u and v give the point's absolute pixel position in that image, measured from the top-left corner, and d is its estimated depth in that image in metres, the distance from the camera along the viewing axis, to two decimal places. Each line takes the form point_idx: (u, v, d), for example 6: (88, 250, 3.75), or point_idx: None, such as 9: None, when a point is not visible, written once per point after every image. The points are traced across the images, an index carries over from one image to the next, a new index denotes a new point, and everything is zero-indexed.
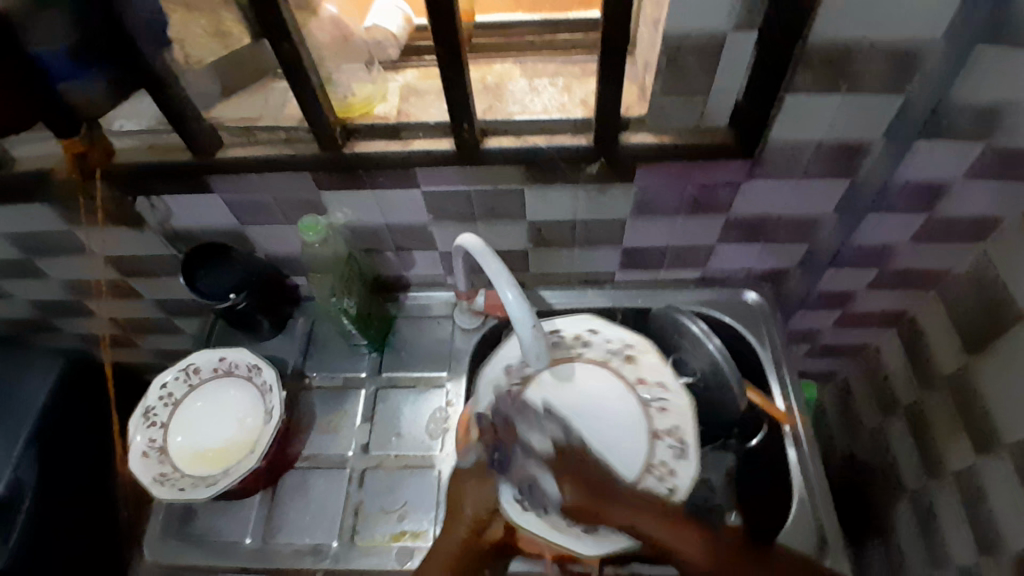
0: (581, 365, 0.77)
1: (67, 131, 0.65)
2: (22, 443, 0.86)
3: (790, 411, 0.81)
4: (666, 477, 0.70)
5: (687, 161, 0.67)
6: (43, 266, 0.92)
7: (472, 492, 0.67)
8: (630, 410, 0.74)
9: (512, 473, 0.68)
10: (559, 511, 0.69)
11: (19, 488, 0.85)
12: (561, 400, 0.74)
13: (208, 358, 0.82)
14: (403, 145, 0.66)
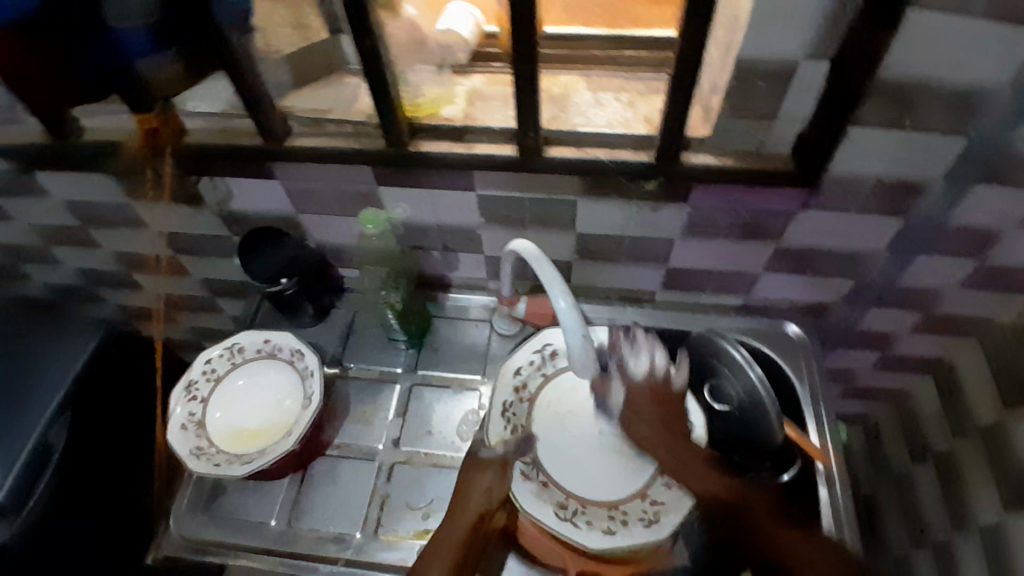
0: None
1: (141, 106, 0.70)
2: (51, 413, 0.87)
3: (825, 449, 0.80)
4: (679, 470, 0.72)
5: (743, 186, 0.68)
6: (99, 236, 0.95)
7: (477, 489, 0.68)
8: None
9: (529, 470, 0.72)
10: (593, 519, 0.69)
11: (45, 452, 0.85)
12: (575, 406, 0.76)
13: (253, 340, 0.84)
14: (466, 147, 0.68)
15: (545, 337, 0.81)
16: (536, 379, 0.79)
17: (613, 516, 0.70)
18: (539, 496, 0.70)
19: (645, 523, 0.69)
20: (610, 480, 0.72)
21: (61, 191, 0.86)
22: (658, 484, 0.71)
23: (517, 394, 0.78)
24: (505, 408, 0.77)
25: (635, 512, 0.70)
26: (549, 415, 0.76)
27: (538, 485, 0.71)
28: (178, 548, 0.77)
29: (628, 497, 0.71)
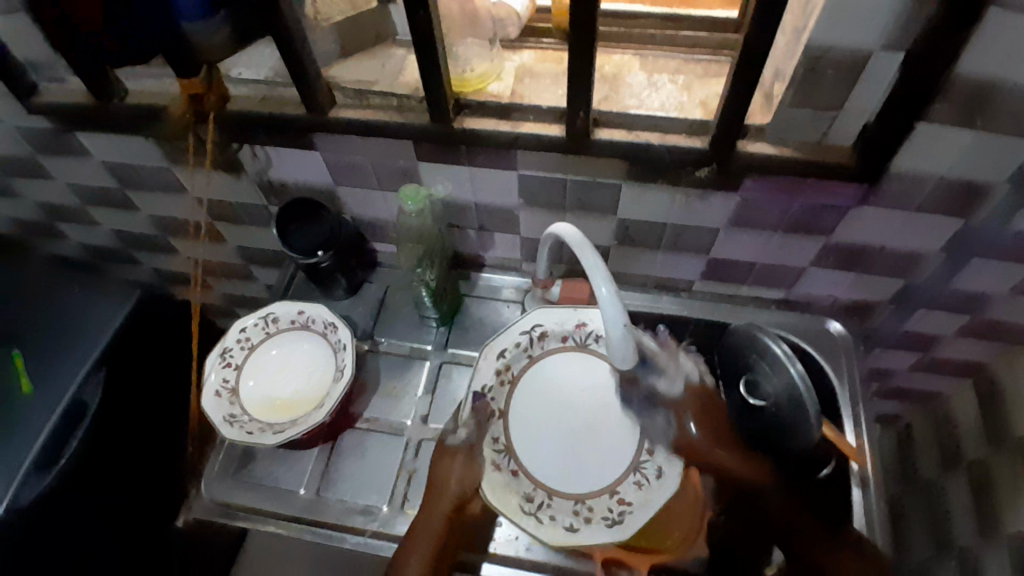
0: (589, 360, 0.80)
1: (186, 71, 0.68)
2: (87, 368, 0.90)
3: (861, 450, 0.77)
4: (649, 479, 0.73)
5: (797, 177, 0.65)
6: (138, 199, 0.96)
7: (457, 472, 0.72)
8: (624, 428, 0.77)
9: (500, 460, 0.74)
10: (567, 515, 0.71)
11: (81, 408, 0.88)
12: (550, 392, 0.79)
13: (288, 310, 0.84)
14: (513, 126, 0.66)
15: (534, 321, 0.80)
16: (520, 360, 0.80)
17: (580, 510, 0.72)
18: (506, 488, 0.72)
19: (607, 522, 0.70)
20: (586, 475, 0.74)
21: (101, 152, 0.86)
22: (629, 483, 0.73)
23: (498, 376, 0.79)
24: (485, 391, 0.78)
25: (601, 509, 0.72)
26: (528, 396, 0.79)
27: (509, 475, 0.74)
28: (209, 512, 0.79)
29: (597, 492, 0.73)
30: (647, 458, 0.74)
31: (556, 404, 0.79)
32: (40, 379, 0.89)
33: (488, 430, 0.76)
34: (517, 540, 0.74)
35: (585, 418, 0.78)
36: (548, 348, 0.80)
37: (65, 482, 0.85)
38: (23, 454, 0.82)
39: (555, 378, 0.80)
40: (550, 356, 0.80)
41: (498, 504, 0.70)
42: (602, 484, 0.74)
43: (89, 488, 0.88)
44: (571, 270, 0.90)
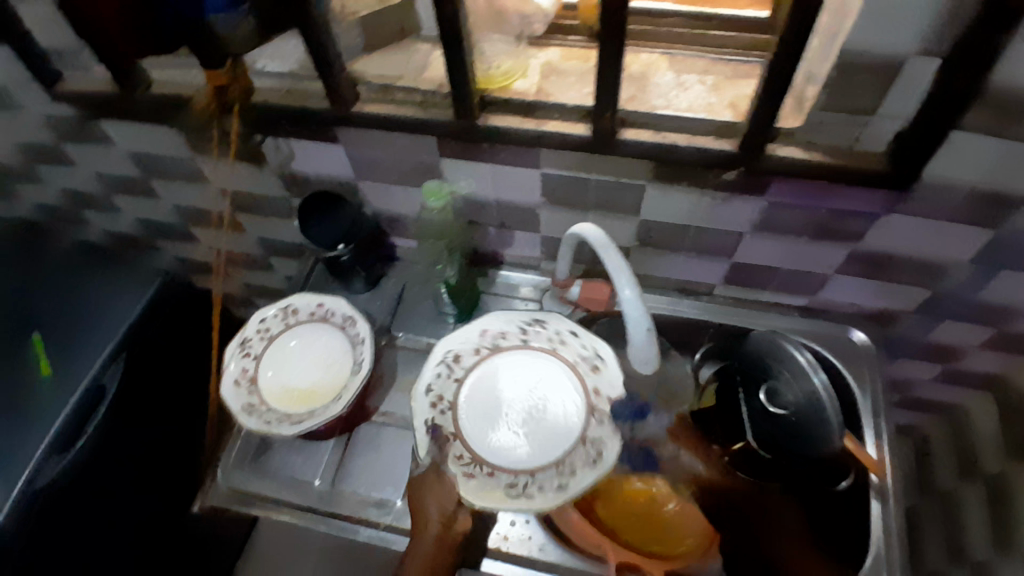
0: (506, 356, 0.81)
1: (212, 61, 0.68)
2: (108, 354, 0.91)
3: (880, 462, 0.76)
4: (607, 413, 0.76)
5: (825, 182, 0.64)
6: (161, 188, 0.97)
7: (444, 491, 0.70)
8: (566, 385, 0.79)
9: (470, 469, 0.73)
10: (555, 478, 0.72)
11: (100, 393, 0.89)
12: (485, 409, 0.78)
13: (307, 303, 0.85)
14: (537, 124, 0.65)
15: (442, 345, 0.80)
16: (450, 387, 0.79)
17: (564, 470, 0.73)
18: (487, 492, 0.71)
19: (588, 464, 0.73)
20: (549, 436, 0.76)
21: (124, 141, 0.87)
22: (591, 424, 0.76)
23: (435, 407, 0.77)
24: (431, 423, 0.76)
25: (579, 457, 0.74)
26: (474, 423, 0.77)
27: (486, 477, 0.73)
28: (226, 500, 0.80)
29: (567, 450, 0.75)
30: (597, 399, 0.77)
31: (491, 409, 0.78)
32: (59, 362, 0.90)
33: (449, 449, 0.74)
34: (530, 540, 0.75)
35: (525, 404, 0.78)
36: (468, 363, 0.80)
37: (81, 466, 0.86)
38: (41, 437, 0.83)
39: (484, 391, 0.79)
40: (473, 372, 0.80)
41: (485, 505, 0.70)
42: (571, 439, 0.75)
43: (104, 472, 0.90)
44: (591, 270, 0.90)
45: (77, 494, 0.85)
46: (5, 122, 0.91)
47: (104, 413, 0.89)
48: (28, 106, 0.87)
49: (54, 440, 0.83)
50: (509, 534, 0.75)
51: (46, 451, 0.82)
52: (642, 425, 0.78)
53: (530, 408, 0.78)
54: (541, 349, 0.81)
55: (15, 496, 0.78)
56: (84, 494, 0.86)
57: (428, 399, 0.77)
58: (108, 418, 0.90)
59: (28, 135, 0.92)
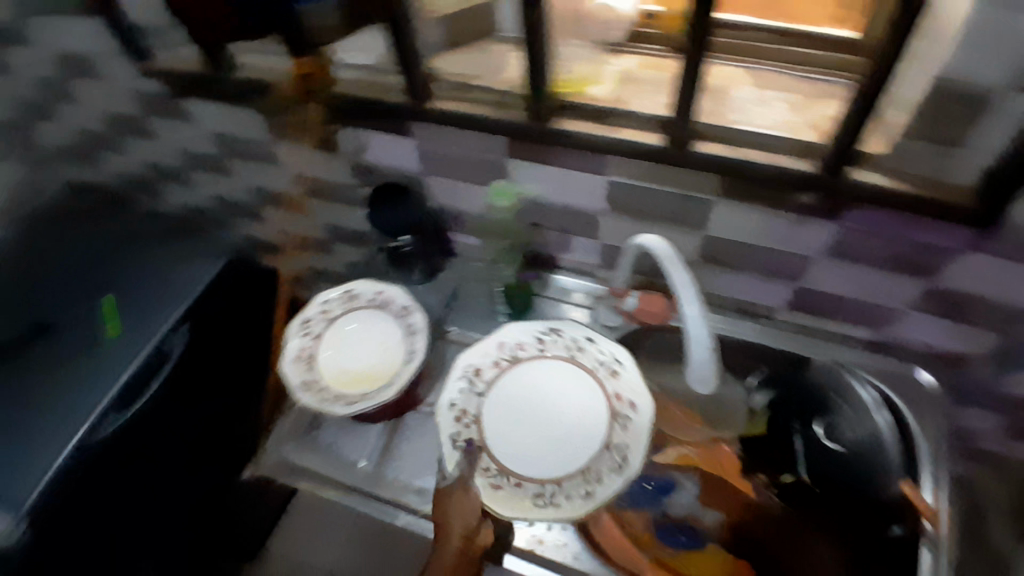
0: (524, 366, 0.80)
1: (299, 49, 0.73)
2: (174, 321, 0.96)
3: (940, 512, 0.70)
4: (629, 419, 0.74)
5: (899, 213, 0.62)
6: (239, 168, 1.02)
7: (467, 505, 0.69)
8: (588, 392, 0.77)
9: (498, 480, 0.73)
10: (582, 488, 0.72)
11: (164, 356, 0.94)
12: (507, 421, 0.77)
13: (368, 289, 0.88)
14: (610, 130, 0.65)
15: (461, 360, 0.79)
16: (473, 401, 0.78)
17: (590, 477, 0.72)
18: (516, 502, 0.71)
19: (613, 469, 0.72)
20: (573, 443, 0.75)
21: (209, 121, 0.92)
22: (615, 429, 0.74)
23: (460, 422, 0.77)
24: (458, 440, 0.76)
25: (604, 463, 0.73)
26: (499, 436, 0.76)
27: (514, 487, 0.73)
28: (275, 470, 0.83)
29: (591, 458, 0.73)
30: (619, 404, 0.76)
31: (511, 421, 0.77)
32: (128, 323, 0.96)
33: (478, 462, 0.74)
34: (566, 547, 0.75)
35: (547, 414, 0.77)
36: (488, 375, 0.80)
37: (137, 423, 0.91)
38: (106, 391, 0.89)
39: (504, 404, 0.78)
40: (495, 386, 0.79)
41: (514, 516, 0.70)
42: (594, 445, 0.74)
43: (156, 428, 0.95)
44: (651, 281, 0.89)
45: (128, 446, 0.91)
46: (97, 93, 0.96)
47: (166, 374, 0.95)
48: (118, 79, 0.90)
49: (115, 396, 0.89)
50: (545, 538, 0.76)
51: (107, 405, 0.88)
52: (671, 503, 0.77)
53: (551, 416, 0.77)
54: (560, 357, 0.80)
55: (78, 441, 0.85)
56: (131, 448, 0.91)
57: (451, 412, 0.77)
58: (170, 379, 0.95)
59: (116, 106, 0.97)
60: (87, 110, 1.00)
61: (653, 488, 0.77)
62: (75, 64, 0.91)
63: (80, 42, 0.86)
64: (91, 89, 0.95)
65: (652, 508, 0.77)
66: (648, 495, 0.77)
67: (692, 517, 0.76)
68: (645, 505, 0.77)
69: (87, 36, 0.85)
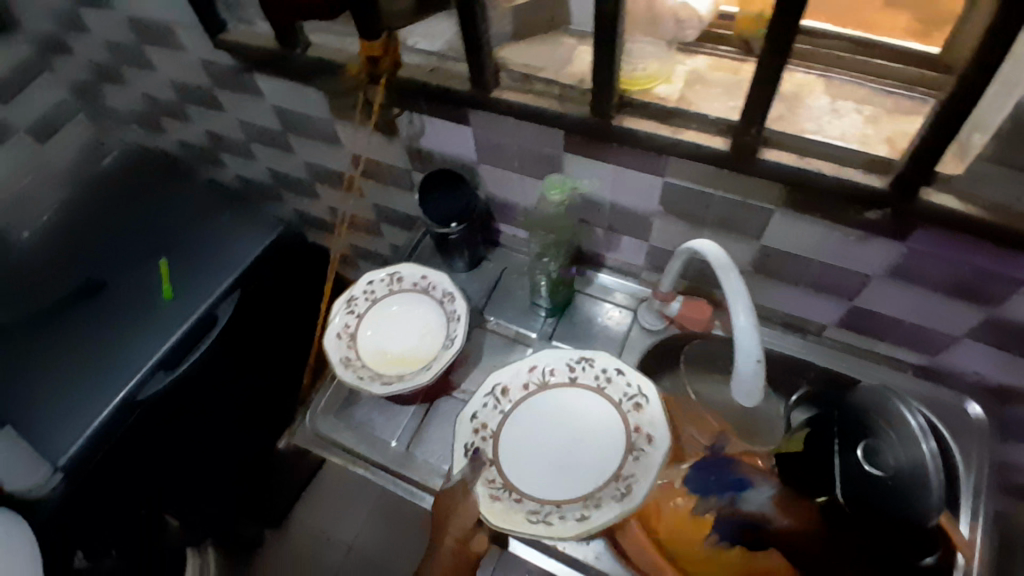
0: (552, 393, 0.78)
1: (369, 32, 0.70)
2: (223, 289, 0.99)
3: (972, 546, 0.69)
4: (643, 450, 0.72)
5: (972, 239, 0.59)
6: (297, 144, 1.04)
7: (461, 506, 0.72)
8: (611, 425, 0.75)
9: (500, 493, 0.72)
10: (579, 512, 0.69)
11: (210, 321, 0.97)
12: (526, 442, 0.76)
13: (413, 273, 0.88)
14: (673, 131, 0.64)
15: (490, 378, 0.78)
16: (495, 418, 0.77)
17: (591, 501, 0.70)
18: (510, 514, 0.69)
19: (615, 496, 0.69)
20: (585, 474, 0.73)
21: (272, 96, 0.94)
22: (627, 461, 0.72)
23: (477, 435, 0.75)
24: (471, 449, 0.75)
25: (607, 491, 0.70)
26: (513, 455, 0.75)
27: (512, 502, 0.71)
28: (310, 442, 0.84)
29: (597, 488, 0.71)
30: (637, 436, 0.73)
31: (529, 444, 0.75)
32: (179, 289, 0.99)
33: (483, 474, 0.73)
34: (588, 546, 0.74)
35: (564, 441, 0.75)
36: (514, 397, 0.78)
37: (179, 385, 0.95)
38: (152, 353, 0.92)
39: (526, 426, 0.77)
40: (520, 406, 0.78)
41: (504, 525, 0.68)
42: (604, 477, 0.72)
43: (197, 391, 0.98)
44: (694, 288, 0.88)
45: (170, 407, 0.95)
46: (167, 62, 0.98)
47: (211, 341, 0.98)
48: (189, 50, 0.92)
49: (161, 358, 0.92)
50: None
51: (153, 367, 0.91)
52: (744, 499, 0.71)
53: (569, 444, 0.75)
54: (587, 389, 0.78)
55: (123, 399, 0.88)
56: (171, 409, 0.95)
57: (473, 426, 0.76)
58: (214, 344, 0.99)
59: (186, 76, 0.99)
60: (157, 77, 1.03)
61: (726, 479, 0.72)
62: (149, 32, 0.93)
63: (155, 10, 0.88)
64: (163, 56, 0.97)
65: (721, 500, 0.71)
66: (722, 485, 0.72)
67: (762, 517, 0.70)
68: (713, 495, 0.72)
69: (163, 5, 0.86)
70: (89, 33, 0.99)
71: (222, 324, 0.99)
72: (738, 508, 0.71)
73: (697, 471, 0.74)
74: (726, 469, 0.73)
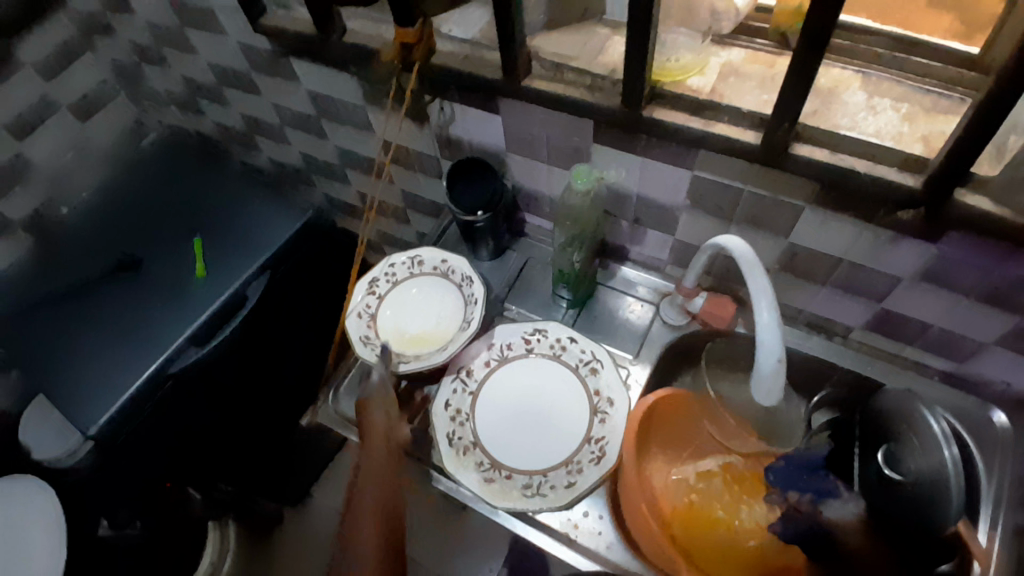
0: (513, 367, 0.83)
1: (404, 18, 0.71)
2: (255, 269, 1.02)
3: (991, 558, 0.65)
4: (604, 409, 0.78)
5: (1009, 244, 0.57)
6: (328, 129, 1.06)
7: (379, 421, 0.77)
8: (572, 391, 0.80)
9: (491, 474, 0.76)
10: (565, 482, 0.74)
11: (240, 300, 1.00)
12: (497, 422, 0.79)
13: (433, 257, 0.90)
14: (703, 124, 0.63)
15: (453, 361, 0.82)
16: (464, 400, 0.81)
17: (574, 465, 0.75)
18: (505, 492, 0.74)
19: (592, 461, 0.75)
20: (558, 439, 0.77)
21: (306, 81, 0.95)
22: (594, 424, 0.77)
23: (453, 421, 0.79)
24: (452, 439, 0.77)
25: (584, 454, 0.75)
26: (492, 434, 0.78)
27: (504, 479, 0.75)
28: (330, 420, 0.86)
29: (572, 450, 0.76)
30: (598, 400, 0.78)
31: (501, 424, 0.79)
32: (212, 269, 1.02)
33: (472, 457, 0.76)
34: (601, 536, 0.74)
35: (530, 411, 0.80)
36: (479, 375, 0.82)
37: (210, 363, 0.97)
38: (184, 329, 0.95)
39: (494, 404, 0.80)
40: (486, 385, 0.81)
41: (501, 503, 0.73)
42: (576, 440, 0.77)
43: (226, 369, 1.01)
44: (719, 286, 0.88)
45: (196, 383, 0.97)
46: (206, 45, 1.00)
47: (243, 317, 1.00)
48: (229, 33, 0.94)
49: (191, 335, 0.94)
50: (580, 524, 0.75)
51: (185, 342, 0.94)
52: (826, 505, 0.71)
53: (536, 411, 0.80)
54: (542, 357, 0.82)
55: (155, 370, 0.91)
56: (198, 385, 0.98)
57: (446, 413, 0.79)
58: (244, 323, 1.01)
59: (223, 59, 1.02)
60: (197, 60, 1.06)
61: (818, 481, 0.73)
62: (190, 15, 0.95)
63: None
64: (203, 40, 1.00)
65: (802, 498, 0.72)
66: (811, 485, 0.73)
67: (837, 527, 0.70)
68: (794, 492, 0.73)
69: None
70: (133, 15, 1.02)
71: (251, 305, 1.01)
72: (818, 511, 0.71)
73: (784, 464, 0.74)
74: (822, 473, 0.74)
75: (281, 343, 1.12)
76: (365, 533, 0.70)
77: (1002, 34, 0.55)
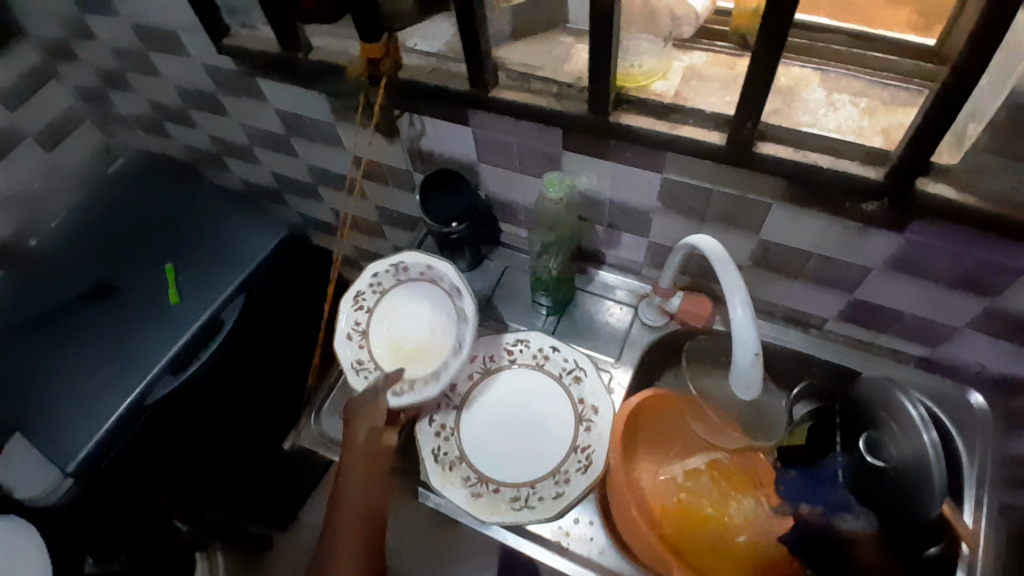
0: (498, 378, 0.82)
1: (369, 34, 0.71)
2: (229, 293, 1.01)
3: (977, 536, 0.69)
4: (589, 417, 0.77)
5: (971, 231, 0.59)
6: (299, 147, 1.05)
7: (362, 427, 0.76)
8: (558, 399, 0.80)
9: (478, 488, 0.75)
10: (553, 493, 0.74)
11: (217, 325, 0.99)
12: (484, 436, 0.79)
13: (417, 261, 0.83)
14: (670, 127, 0.64)
15: None
16: (449, 414, 0.80)
17: (562, 474, 0.75)
18: (493, 507, 0.74)
19: (580, 469, 0.75)
20: (546, 449, 0.77)
21: (274, 100, 0.94)
22: (580, 432, 0.77)
23: (439, 437, 0.79)
24: (438, 455, 0.78)
25: (571, 463, 0.75)
26: (482, 449, 0.78)
27: (492, 493, 0.75)
28: (314, 442, 0.85)
29: (560, 459, 0.76)
30: (583, 408, 0.78)
31: (492, 436, 0.79)
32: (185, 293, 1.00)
33: (460, 471, 0.77)
34: (592, 541, 0.74)
35: (518, 421, 0.79)
36: (463, 389, 0.82)
37: (189, 390, 0.95)
38: (162, 356, 0.94)
39: (483, 417, 0.80)
40: (472, 399, 0.81)
41: (490, 517, 0.73)
42: (564, 450, 0.77)
43: (206, 396, 0.99)
44: (696, 284, 0.89)
45: (178, 411, 0.95)
46: (170, 67, 0.99)
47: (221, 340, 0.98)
48: (193, 55, 0.93)
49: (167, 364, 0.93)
50: (571, 531, 0.75)
51: (161, 370, 0.92)
52: (838, 518, 0.69)
53: (526, 420, 0.79)
54: (524, 367, 0.82)
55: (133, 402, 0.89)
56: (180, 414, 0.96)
57: (433, 429, 0.79)
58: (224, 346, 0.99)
59: (189, 81, 1.00)
60: (162, 83, 1.04)
61: (830, 493, 0.71)
62: (152, 38, 0.94)
63: (158, 16, 0.89)
64: (167, 62, 0.98)
65: (812, 509, 0.71)
66: (818, 497, 0.72)
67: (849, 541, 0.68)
68: (805, 504, 0.72)
69: (163, 10, 0.87)
70: (94, 41, 1.01)
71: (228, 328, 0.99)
72: (828, 524, 0.70)
73: (795, 476, 0.74)
74: (836, 485, 0.71)
75: (263, 363, 1.11)
76: (343, 538, 0.75)
77: (952, 26, 0.57)
